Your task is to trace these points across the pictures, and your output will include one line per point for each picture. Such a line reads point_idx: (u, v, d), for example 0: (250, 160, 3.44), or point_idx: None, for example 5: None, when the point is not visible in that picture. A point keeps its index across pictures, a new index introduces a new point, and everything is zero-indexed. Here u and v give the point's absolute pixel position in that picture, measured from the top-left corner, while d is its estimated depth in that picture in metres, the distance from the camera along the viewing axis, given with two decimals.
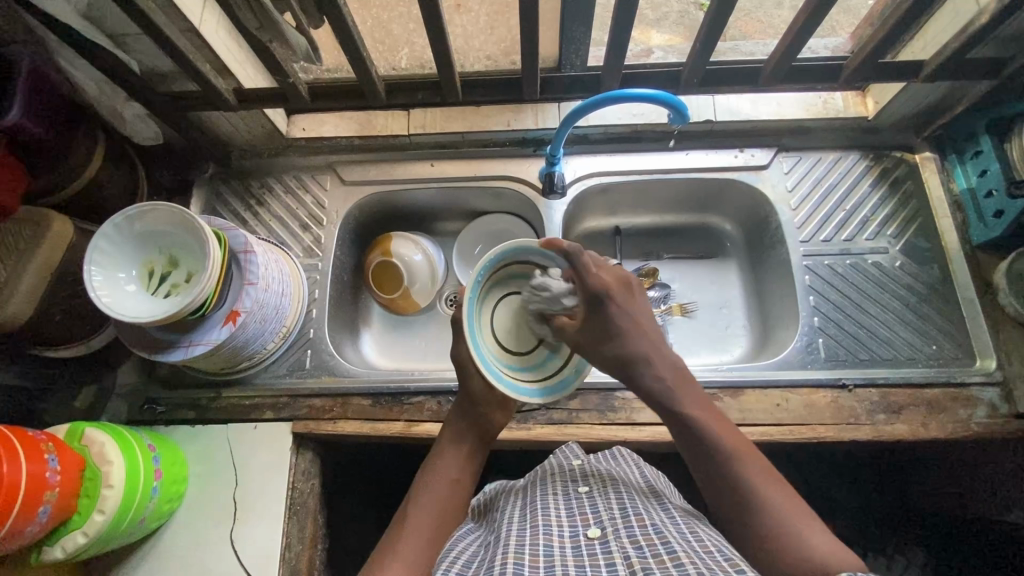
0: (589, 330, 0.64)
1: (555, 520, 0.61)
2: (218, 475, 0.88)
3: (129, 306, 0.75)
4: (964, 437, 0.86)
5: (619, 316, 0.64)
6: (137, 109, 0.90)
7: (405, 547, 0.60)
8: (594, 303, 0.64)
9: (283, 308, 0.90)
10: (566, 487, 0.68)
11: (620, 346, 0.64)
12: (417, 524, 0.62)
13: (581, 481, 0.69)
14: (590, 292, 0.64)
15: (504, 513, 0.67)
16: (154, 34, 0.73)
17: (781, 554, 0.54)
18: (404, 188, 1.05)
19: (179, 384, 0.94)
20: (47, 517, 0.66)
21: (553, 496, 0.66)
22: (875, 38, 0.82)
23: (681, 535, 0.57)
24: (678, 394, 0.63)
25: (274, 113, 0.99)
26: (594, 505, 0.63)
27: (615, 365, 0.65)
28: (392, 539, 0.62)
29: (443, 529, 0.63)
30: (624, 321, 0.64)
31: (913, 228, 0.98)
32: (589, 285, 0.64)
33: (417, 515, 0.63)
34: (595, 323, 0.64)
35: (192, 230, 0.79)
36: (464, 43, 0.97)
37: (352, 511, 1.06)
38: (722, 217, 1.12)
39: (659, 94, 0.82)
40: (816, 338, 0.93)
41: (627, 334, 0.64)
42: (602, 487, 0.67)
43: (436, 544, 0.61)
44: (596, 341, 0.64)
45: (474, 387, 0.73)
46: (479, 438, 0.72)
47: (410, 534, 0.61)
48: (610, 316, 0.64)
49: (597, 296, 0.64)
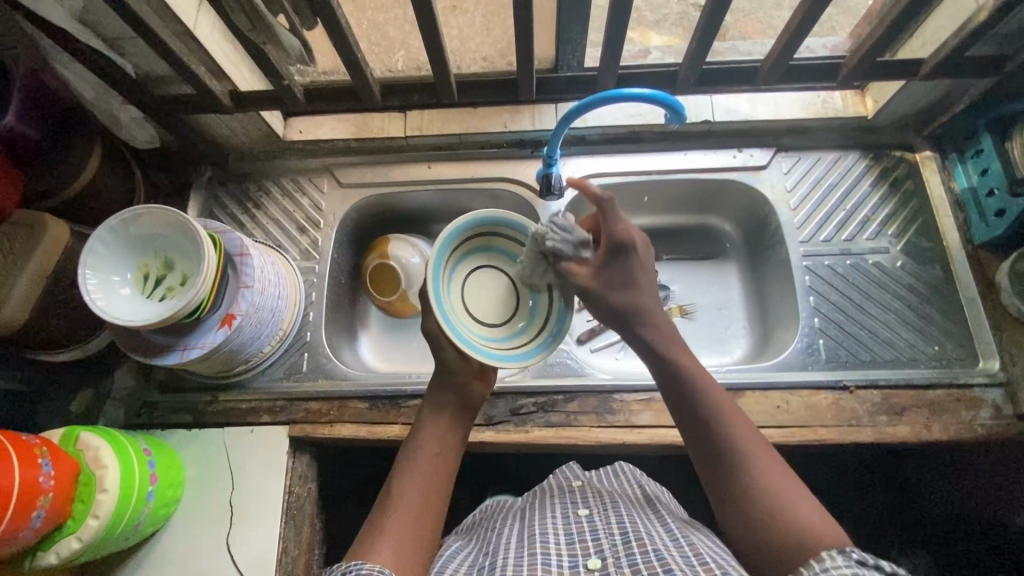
0: (603, 277, 0.69)
1: (553, 550, 0.60)
2: (212, 480, 0.88)
3: (123, 309, 0.75)
4: (967, 438, 0.85)
5: (635, 272, 0.68)
6: (132, 113, 0.91)
7: (393, 526, 0.60)
8: (614, 254, 0.68)
9: (280, 311, 0.89)
10: (565, 509, 0.68)
11: (626, 298, 0.68)
12: (402, 509, 0.61)
13: (581, 502, 0.69)
14: (615, 242, 0.67)
15: (502, 537, 0.66)
16: (146, 36, 0.72)
17: (763, 521, 0.55)
18: (401, 190, 1.04)
19: (176, 388, 0.94)
20: (40, 522, 0.66)
21: (553, 520, 0.66)
22: (873, 38, 0.81)
23: (684, 560, 0.56)
24: (670, 345, 0.66)
25: (271, 116, 0.99)
26: (594, 532, 0.62)
27: (615, 316, 0.69)
28: (376, 522, 0.61)
29: (432, 500, 0.63)
30: (638, 278, 0.68)
31: (914, 227, 0.97)
32: (616, 237, 0.67)
33: (403, 490, 0.63)
34: (613, 270, 0.68)
35: (189, 234, 0.78)
36: (460, 45, 0.96)
37: (349, 517, 1.05)
38: (722, 217, 1.11)
39: (652, 92, 0.81)
40: (817, 339, 0.92)
41: (641, 289, 0.68)
42: (602, 509, 0.67)
43: (425, 514, 0.62)
44: (607, 290, 0.68)
45: (449, 358, 0.72)
46: (462, 412, 0.72)
47: (396, 510, 0.61)
48: (627, 268, 0.68)
49: (622, 247, 0.67)
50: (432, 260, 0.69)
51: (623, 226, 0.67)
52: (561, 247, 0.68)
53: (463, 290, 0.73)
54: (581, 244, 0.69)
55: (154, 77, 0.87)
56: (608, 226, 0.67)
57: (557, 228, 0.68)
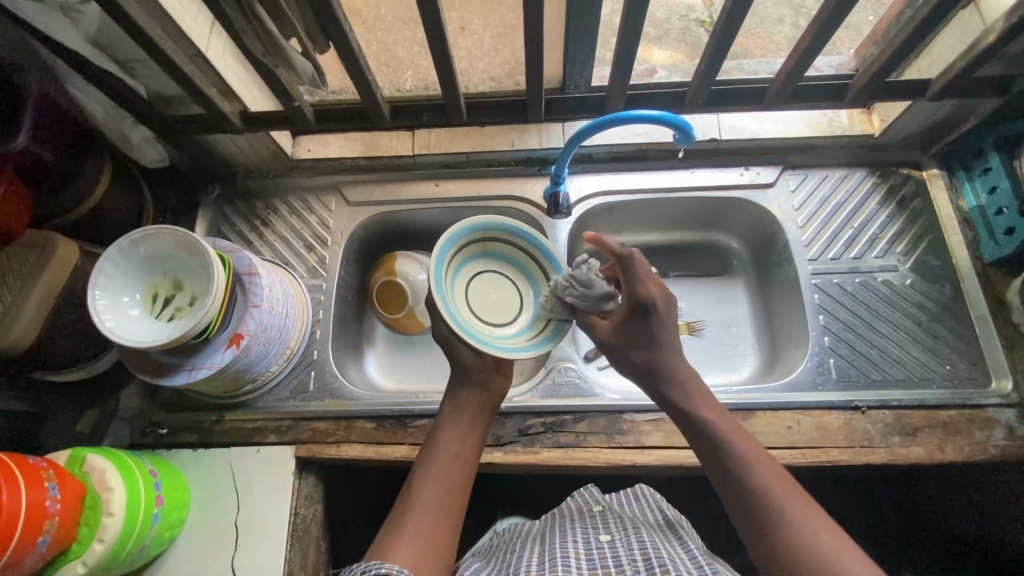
0: (624, 335, 0.71)
1: (576, 573, 0.58)
2: (219, 501, 0.87)
3: (132, 330, 0.75)
4: (982, 459, 0.84)
5: (657, 332, 0.69)
6: (143, 133, 0.91)
7: (414, 526, 0.60)
8: (637, 313, 0.69)
9: (288, 330, 0.89)
10: (587, 535, 0.67)
11: (648, 357, 0.69)
12: (424, 508, 0.62)
13: (603, 529, 0.68)
14: (637, 303, 0.68)
15: (520, 560, 0.65)
16: (160, 59, 0.73)
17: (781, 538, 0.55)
18: (408, 209, 1.04)
19: (183, 408, 0.93)
20: (46, 547, 0.65)
21: (574, 544, 0.65)
22: (881, 58, 0.81)
23: None
24: (691, 395, 0.67)
25: (280, 135, 0.99)
26: (617, 558, 0.61)
27: (639, 373, 0.70)
28: (395, 522, 0.61)
29: (452, 500, 0.64)
30: (661, 334, 0.70)
31: (923, 245, 0.97)
32: (638, 297, 0.68)
33: (425, 488, 0.64)
34: (633, 328, 0.70)
35: (197, 254, 0.78)
36: (469, 65, 0.97)
37: (356, 536, 1.04)
38: (728, 234, 1.11)
39: (660, 114, 0.82)
40: (827, 358, 0.92)
41: (663, 348, 0.69)
42: (624, 536, 0.66)
43: (445, 513, 0.62)
44: (629, 347, 0.70)
45: (465, 357, 0.73)
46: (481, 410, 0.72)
47: (415, 510, 0.62)
48: (649, 328, 0.69)
49: (641, 309, 0.69)
50: (437, 271, 0.69)
51: (647, 285, 0.68)
52: (577, 300, 0.73)
53: (462, 294, 0.75)
54: (603, 298, 0.73)
55: (165, 97, 0.87)
56: (629, 284, 0.69)
57: (579, 284, 0.73)
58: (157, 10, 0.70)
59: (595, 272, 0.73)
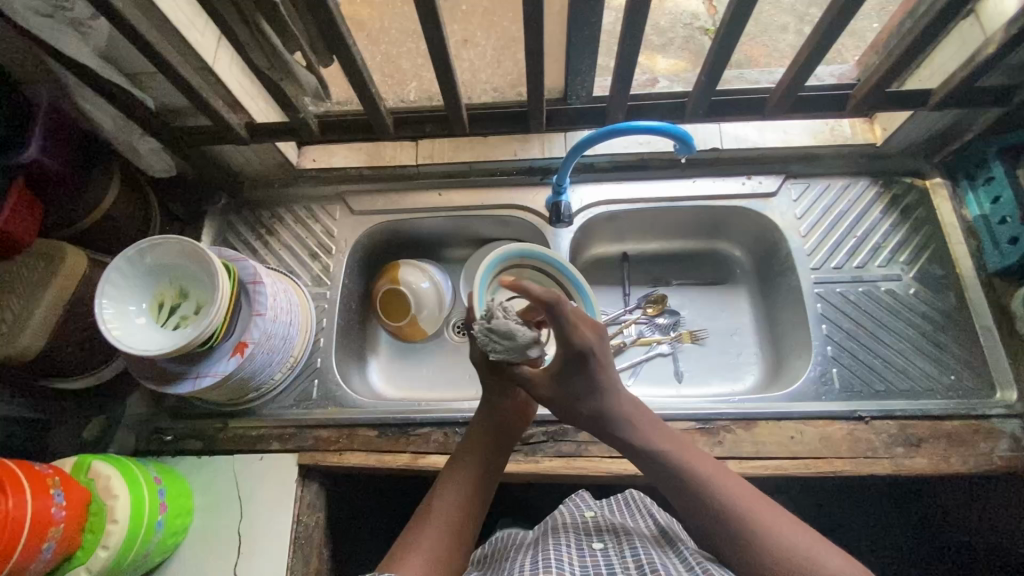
0: (567, 387, 0.71)
1: None
2: (223, 508, 0.87)
3: (138, 338, 0.76)
4: (987, 471, 0.83)
5: (597, 376, 0.70)
6: (151, 144, 0.92)
7: (432, 532, 0.62)
8: (576, 363, 0.70)
9: (291, 338, 0.90)
10: (579, 541, 0.67)
11: (592, 406, 0.71)
12: (441, 515, 0.64)
13: (596, 537, 0.68)
14: (575, 354, 0.69)
15: (514, 564, 0.65)
16: (166, 72, 0.74)
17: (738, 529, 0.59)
18: (411, 217, 1.05)
19: (188, 415, 0.94)
20: (51, 553, 0.66)
21: (568, 550, 0.65)
22: (881, 69, 0.81)
23: None
24: (633, 428, 0.70)
25: (285, 145, 1.01)
26: (610, 565, 0.61)
27: (585, 419, 0.72)
28: (412, 533, 0.63)
29: (469, 512, 0.66)
30: (601, 378, 0.71)
31: (927, 255, 0.97)
32: (576, 347, 0.68)
33: (444, 498, 0.66)
34: (575, 378, 0.71)
35: (204, 264, 0.79)
36: (471, 76, 0.99)
37: (358, 546, 1.04)
38: (731, 243, 1.11)
39: (661, 125, 0.83)
40: (830, 367, 0.92)
41: (605, 393, 0.71)
42: (617, 544, 0.66)
43: (461, 524, 0.64)
44: (572, 400, 0.72)
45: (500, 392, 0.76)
46: (504, 433, 0.75)
47: (434, 517, 0.64)
48: (592, 378, 0.70)
49: (579, 358, 0.69)
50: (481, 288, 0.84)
51: (583, 335, 0.69)
52: (503, 352, 0.70)
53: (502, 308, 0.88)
54: (526, 345, 0.70)
55: (172, 109, 0.89)
56: (563, 331, 0.68)
57: (498, 334, 0.69)
58: (165, 25, 0.71)
59: (515, 320, 0.69)
